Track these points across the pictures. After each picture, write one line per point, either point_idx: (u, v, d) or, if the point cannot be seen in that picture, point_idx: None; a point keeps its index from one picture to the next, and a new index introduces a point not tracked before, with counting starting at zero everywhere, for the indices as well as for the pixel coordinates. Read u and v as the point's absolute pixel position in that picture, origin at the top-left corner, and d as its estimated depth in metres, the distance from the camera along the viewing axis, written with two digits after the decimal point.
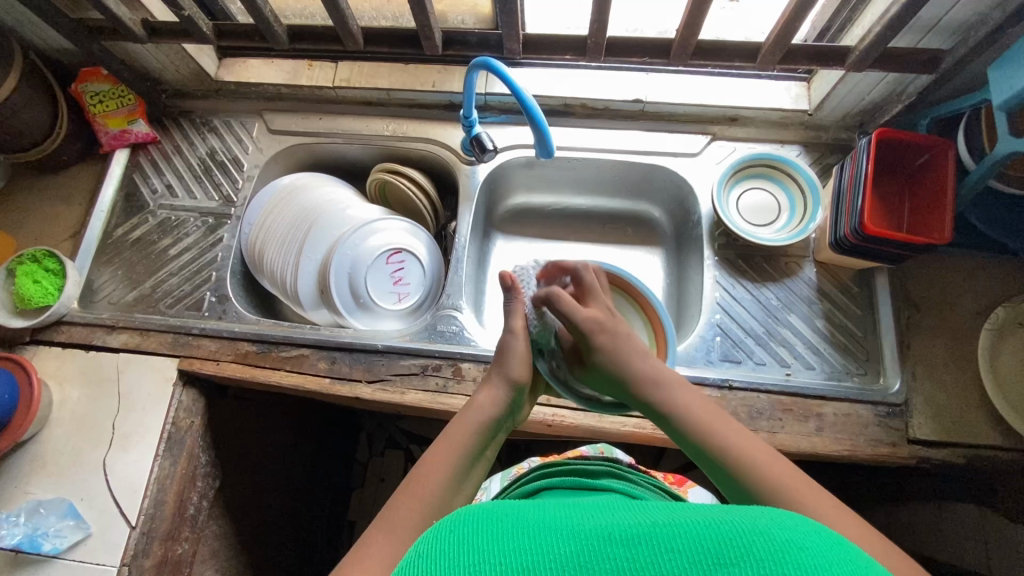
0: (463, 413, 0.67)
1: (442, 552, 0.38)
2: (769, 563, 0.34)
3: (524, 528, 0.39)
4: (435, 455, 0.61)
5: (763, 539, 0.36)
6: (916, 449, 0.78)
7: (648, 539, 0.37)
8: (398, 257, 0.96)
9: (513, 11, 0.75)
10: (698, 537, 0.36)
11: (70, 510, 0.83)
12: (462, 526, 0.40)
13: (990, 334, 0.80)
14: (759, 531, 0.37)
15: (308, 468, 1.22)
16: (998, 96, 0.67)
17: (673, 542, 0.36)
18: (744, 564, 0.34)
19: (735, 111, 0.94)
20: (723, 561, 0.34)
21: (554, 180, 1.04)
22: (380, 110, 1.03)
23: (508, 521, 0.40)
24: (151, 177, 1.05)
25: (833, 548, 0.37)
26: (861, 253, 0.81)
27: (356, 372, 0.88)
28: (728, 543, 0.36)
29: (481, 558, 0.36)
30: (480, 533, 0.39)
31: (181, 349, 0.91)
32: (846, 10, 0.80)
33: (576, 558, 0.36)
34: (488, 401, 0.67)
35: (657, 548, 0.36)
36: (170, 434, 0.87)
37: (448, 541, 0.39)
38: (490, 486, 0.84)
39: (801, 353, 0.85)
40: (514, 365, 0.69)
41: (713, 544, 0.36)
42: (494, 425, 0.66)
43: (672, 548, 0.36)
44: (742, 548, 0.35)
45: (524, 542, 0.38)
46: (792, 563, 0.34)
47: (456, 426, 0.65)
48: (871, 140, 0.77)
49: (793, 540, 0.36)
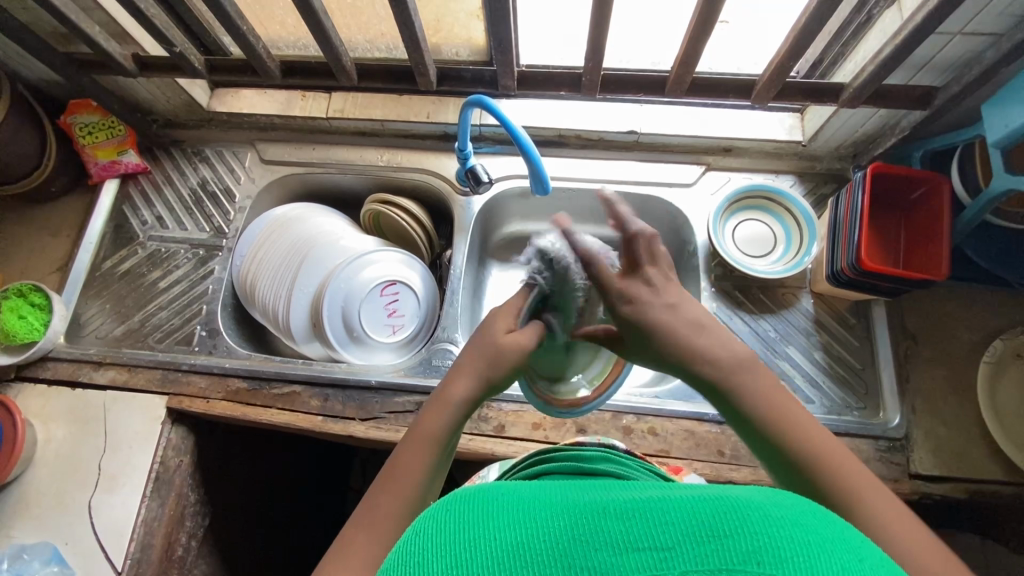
0: (431, 402, 0.55)
1: (432, 526, 0.34)
2: (766, 539, 0.30)
3: (512, 503, 0.35)
4: (402, 458, 0.53)
5: (761, 515, 0.31)
6: (918, 484, 0.77)
7: (643, 509, 0.32)
8: (393, 289, 0.95)
9: (508, 50, 0.75)
10: (695, 507, 0.32)
11: (54, 555, 0.80)
12: (451, 501, 0.37)
13: (989, 367, 0.80)
14: (759, 506, 0.32)
15: (303, 499, 1.20)
16: (993, 134, 0.67)
17: (668, 514, 0.31)
18: (740, 536, 0.30)
19: (730, 143, 0.94)
20: (719, 533, 0.30)
21: (550, 209, 1.04)
22: (374, 140, 1.03)
23: (498, 495, 0.37)
24: (140, 208, 1.03)
25: (832, 527, 0.32)
26: (860, 287, 0.80)
27: (349, 410, 0.86)
28: (727, 514, 0.31)
29: (465, 533, 0.33)
30: (468, 509, 0.35)
31: (170, 386, 0.89)
32: (839, 44, 0.80)
33: (571, 531, 0.32)
34: (461, 396, 0.54)
35: (651, 520, 0.31)
36: (158, 475, 0.85)
37: (437, 517, 0.35)
38: (486, 475, 0.78)
39: (801, 386, 0.84)
40: (493, 362, 0.54)
41: (709, 516, 0.31)
42: (465, 419, 0.55)
43: (667, 520, 0.31)
44: (739, 519, 0.31)
45: (509, 516, 0.34)
46: (791, 540, 0.30)
47: (423, 424, 0.54)
48: (865, 175, 0.77)
49: (790, 518, 0.32)
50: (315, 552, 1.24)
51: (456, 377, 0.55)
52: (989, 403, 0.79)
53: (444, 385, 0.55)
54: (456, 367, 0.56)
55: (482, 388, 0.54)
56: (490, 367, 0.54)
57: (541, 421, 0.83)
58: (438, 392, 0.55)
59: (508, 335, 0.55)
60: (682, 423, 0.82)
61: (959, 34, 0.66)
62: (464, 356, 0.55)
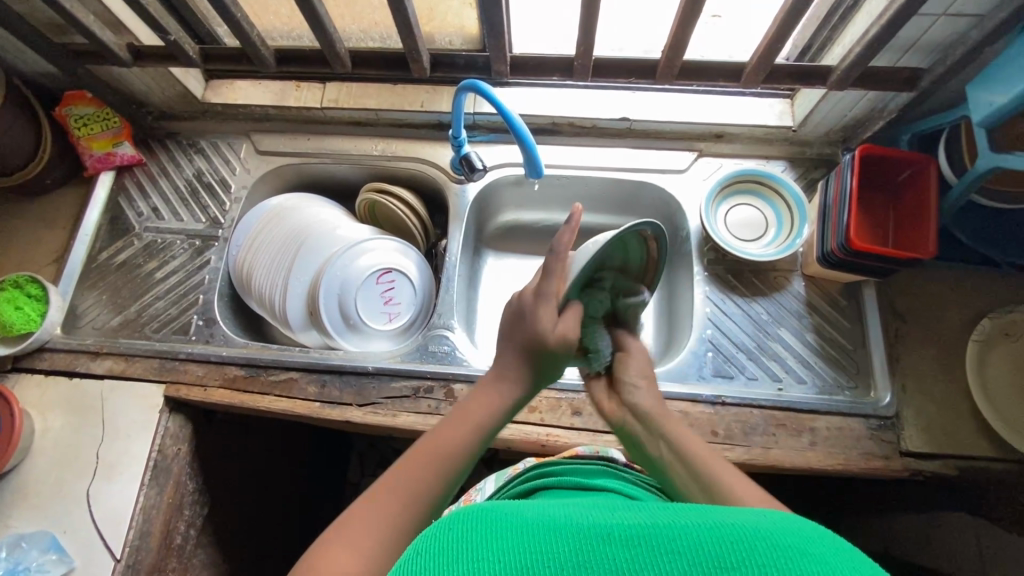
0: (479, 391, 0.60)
1: (438, 544, 0.35)
2: (771, 569, 0.31)
3: (518, 522, 0.36)
4: (446, 430, 0.56)
5: (767, 544, 0.32)
6: (909, 461, 0.79)
7: (649, 538, 0.34)
8: (388, 276, 0.96)
9: (500, 35, 0.75)
10: (701, 538, 0.33)
11: (53, 543, 0.81)
12: (458, 517, 0.38)
13: (977, 345, 0.81)
14: (767, 534, 0.33)
15: (302, 490, 1.21)
16: (978, 114, 0.69)
17: (674, 543, 0.33)
18: (746, 568, 0.31)
19: (722, 128, 0.95)
20: (724, 564, 0.31)
21: (545, 197, 1.04)
22: (370, 130, 1.03)
23: (506, 516, 0.38)
24: (136, 200, 1.03)
25: (838, 552, 0.33)
26: (849, 268, 0.81)
27: (346, 396, 0.87)
28: (731, 545, 0.32)
29: (470, 554, 0.33)
30: (473, 529, 0.36)
31: (167, 375, 0.90)
32: (827, 29, 0.82)
33: (576, 557, 0.33)
34: (511, 390, 0.60)
35: (657, 550, 0.33)
36: (156, 462, 0.86)
37: (443, 536, 0.36)
38: (483, 485, 0.82)
39: (792, 367, 0.85)
40: (536, 355, 0.60)
41: (714, 548, 0.32)
42: (509, 412, 0.60)
43: (673, 550, 0.33)
44: (745, 551, 0.32)
45: (515, 538, 0.35)
46: (798, 568, 0.31)
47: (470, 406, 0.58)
48: (854, 156, 0.78)
49: (794, 544, 0.33)
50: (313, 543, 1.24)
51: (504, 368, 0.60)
52: (981, 389, 0.79)
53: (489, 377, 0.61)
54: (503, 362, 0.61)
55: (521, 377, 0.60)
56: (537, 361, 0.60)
57: (537, 404, 0.84)
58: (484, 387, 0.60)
59: (556, 330, 0.59)
60: (676, 405, 0.82)
61: (943, 15, 0.67)
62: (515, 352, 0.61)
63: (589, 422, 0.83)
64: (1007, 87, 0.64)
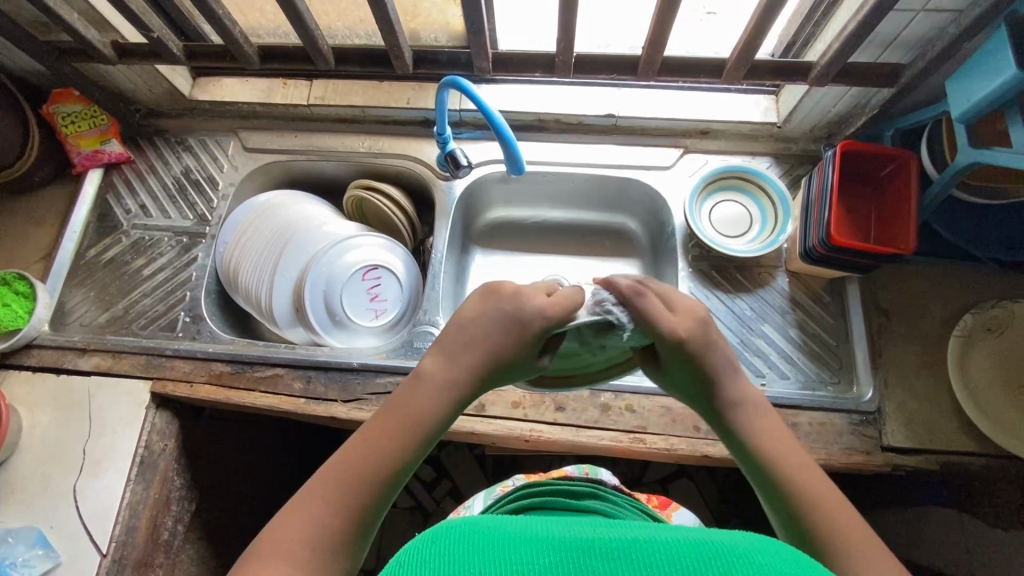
0: (432, 382, 0.54)
1: (419, 555, 0.35)
2: None
3: (499, 536, 0.37)
4: (382, 425, 0.52)
5: (743, 560, 0.33)
6: (890, 457, 0.79)
7: (628, 551, 0.34)
8: (374, 273, 0.96)
9: (481, 31, 0.75)
10: (679, 552, 0.34)
11: (39, 539, 0.81)
12: (440, 530, 0.38)
13: (959, 341, 0.81)
14: (743, 550, 0.34)
15: (292, 487, 1.21)
16: (958, 108, 0.69)
17: (652, 556, 0.34)
18: None
19: (707, 125, 0.95)
20: None
21: (532, 194, 1.05)
22: (356, 126, 1.03)
23: (486, 528, 0.38)
24: (124, 197, 1.04)
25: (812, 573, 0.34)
26: (832, 263, 0.81)
27: (331, 392, 0.87)
28: (707, 560, 0.33)
29: (452, 565, 0.34)
30: (454, 540, 0.36)
31: (153, 371, 0.90)
32: (809, 25, 0.82)
33: (555, 569, 0.33)
34: (454, 385, 0.54)
35: (635, 562, 0.33)
36: (142, 458, 0.86)
37: (423, 549, 0.35)
38: (472, 504, 0.83)
39: (775, 362, 0.86)
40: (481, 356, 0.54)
41: (692, 562, 0.33)
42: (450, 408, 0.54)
43: (651, 563, 0.33)
44: (721, 567, 0.33)
45: (496, 551, 0.35)
46: None
47: (416, 402, 0.53)
48: (835, 152, 0.78)
49: (769, 564, 0.33)
50: None
51: (456, 359, 0.54)
52: (968, 396, 0.79)
53: (441, 357, 0.54)
54: (465, 357, 0.54)
55: (480, 371, 0.54)
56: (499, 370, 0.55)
57: (521, 399, 0.84)
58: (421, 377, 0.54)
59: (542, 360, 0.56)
60: (659, 400, 0.83)
61: (922, 11, 0.67)
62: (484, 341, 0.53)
63: (572, 418, 0.83)
64: (986, 81, 0.64)
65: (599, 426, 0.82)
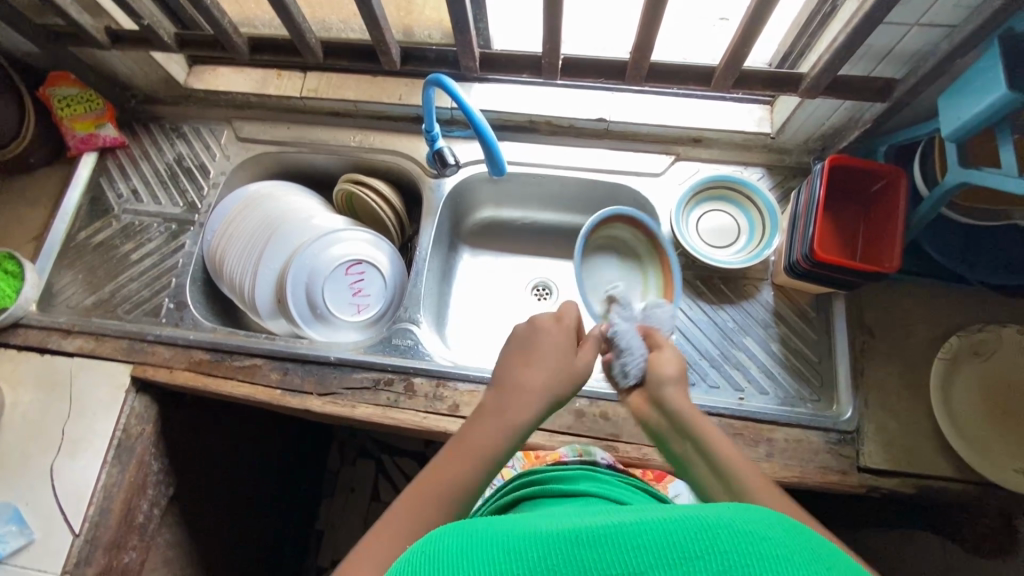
0: (488, 413, 0.59)
1: (407, 570, 0.35)
2: (736, 559, 0.30)
3: (485, 536, 0.36)
4: (457, 451, 0.56)
5: (731, 530, 0.32)
6: (865, 477, 0.77)
7: (613, 533, 0.33)
8: (358, 268, 0.96)
9: (467, 30, 0.75)
10: (664, 529, 0.32)
11: (14, 515, 0.82)
12: (431, 540, 0.37)
13: (944, 363, 0.79)
14: (728, 521, 0.32)
15: (272, 476, 1.22)
16: (947, 127, 0.68)
17: (639, 537, 0.32)
18: (709, 558, 0.30)
19: (699, 133, 0.94)
20: (688, 555, 0.31)
21: (522, 195, 1.04)
22: (348, 121, 1.04)
23: (474, 529, 0.37)
24: (117, 182, 1.04)
25: (806, 539, 0.33)
26: (815, 280, 0.80)
27: (307, 384, 0.87)
28: (695, 534, 0.32)
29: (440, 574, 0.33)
30: (442, 548, 0.35)
31: (135, 355, 0.91)
32: (805, 36, 0.80)
33: (542, 564, 0.32)
34: (527, 406, 0.59)
35: (620, 544, 0.32)
36: (119, 442, 0.87)
37: (413, 561, 0.35)
38: None
39: (755, 377, 0.85)
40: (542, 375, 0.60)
41: (678, 537, 0.32)
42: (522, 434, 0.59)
43: (638, 544, 0.32)
44: (707, 540, 0.31)
45: (483, 550, 0.34)
46: (762, 557, 0.30)
47: (479, 432, 0.57)
48: (824, 166, 0.76)
49: (757, 531, 0.32)
50: (283, 530, 1.25)
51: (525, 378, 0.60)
52: (951, 419, 0.77)
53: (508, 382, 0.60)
54: (520, 382, 0.60)
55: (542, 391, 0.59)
56: (551, 381, 0.60)
57: None
58: (496, 405, 0.59)
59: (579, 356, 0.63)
60: None
61: (915, 25, 0.66)
62: (525, 369, 0.61)
63: (546, 422, 0.82)
64: (975, 100, 0.63)
65: (572, 432, 0.82)
